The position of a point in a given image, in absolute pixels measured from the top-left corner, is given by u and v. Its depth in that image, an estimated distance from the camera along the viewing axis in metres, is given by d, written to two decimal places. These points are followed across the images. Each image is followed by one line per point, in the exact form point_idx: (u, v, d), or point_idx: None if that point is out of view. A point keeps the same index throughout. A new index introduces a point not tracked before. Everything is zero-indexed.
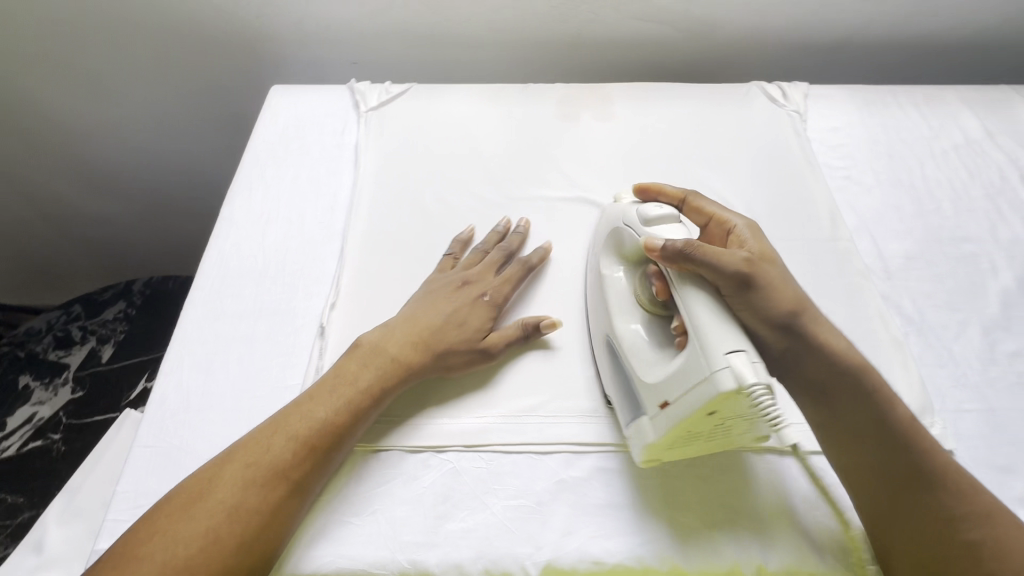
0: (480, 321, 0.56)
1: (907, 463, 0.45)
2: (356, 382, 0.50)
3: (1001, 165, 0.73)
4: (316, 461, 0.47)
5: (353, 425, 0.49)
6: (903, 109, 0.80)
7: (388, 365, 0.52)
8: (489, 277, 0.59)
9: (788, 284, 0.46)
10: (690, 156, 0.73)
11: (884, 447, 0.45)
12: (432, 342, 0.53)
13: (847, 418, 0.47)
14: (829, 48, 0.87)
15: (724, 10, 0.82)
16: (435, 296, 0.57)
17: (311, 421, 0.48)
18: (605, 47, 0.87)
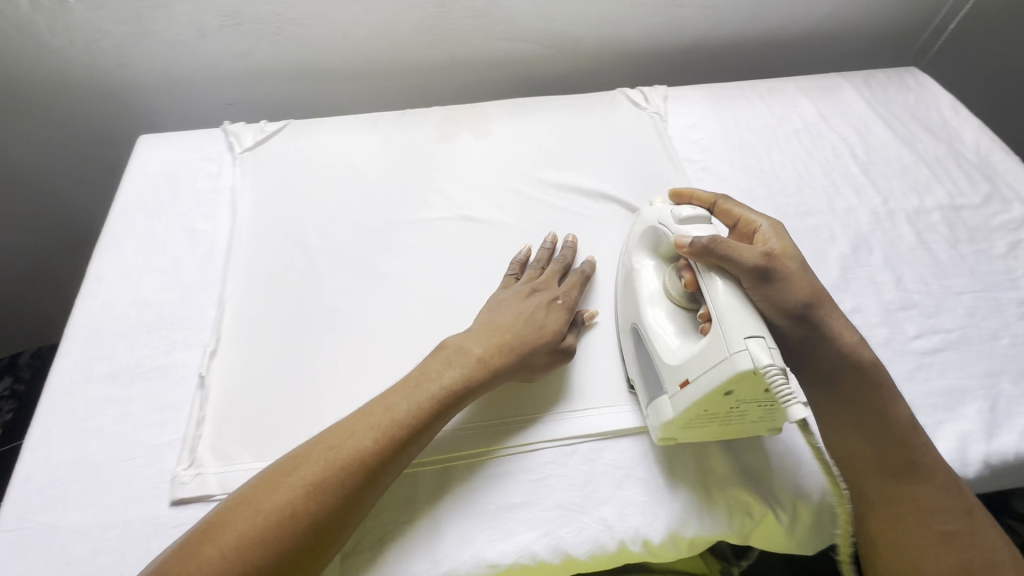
0: (559, 322, 0.57)
1: (908, 456, 0.49)
2: (441, 377, 0.51)
3: (834, 143, 0.82)
4: (396, 455, 0.46)
5: (434, 420, 0.49)
6: (750, 104, 0.87)
7: (473, 364, 0.52)
8: (554, 284, 0.61)
9: (803, 279, 0.51)
10: (563, 163, 0.77)
11: (884, 440, 0.49)
12: (517, 345, 0.54)
13: (861, 409, 0.50)
14: (684, 51, 0.95)
15: (581, 26, 0.88)
16: (518, 302, 0.58)
17: (396, 414, 0.47)
18: (478, 64, 0.91)
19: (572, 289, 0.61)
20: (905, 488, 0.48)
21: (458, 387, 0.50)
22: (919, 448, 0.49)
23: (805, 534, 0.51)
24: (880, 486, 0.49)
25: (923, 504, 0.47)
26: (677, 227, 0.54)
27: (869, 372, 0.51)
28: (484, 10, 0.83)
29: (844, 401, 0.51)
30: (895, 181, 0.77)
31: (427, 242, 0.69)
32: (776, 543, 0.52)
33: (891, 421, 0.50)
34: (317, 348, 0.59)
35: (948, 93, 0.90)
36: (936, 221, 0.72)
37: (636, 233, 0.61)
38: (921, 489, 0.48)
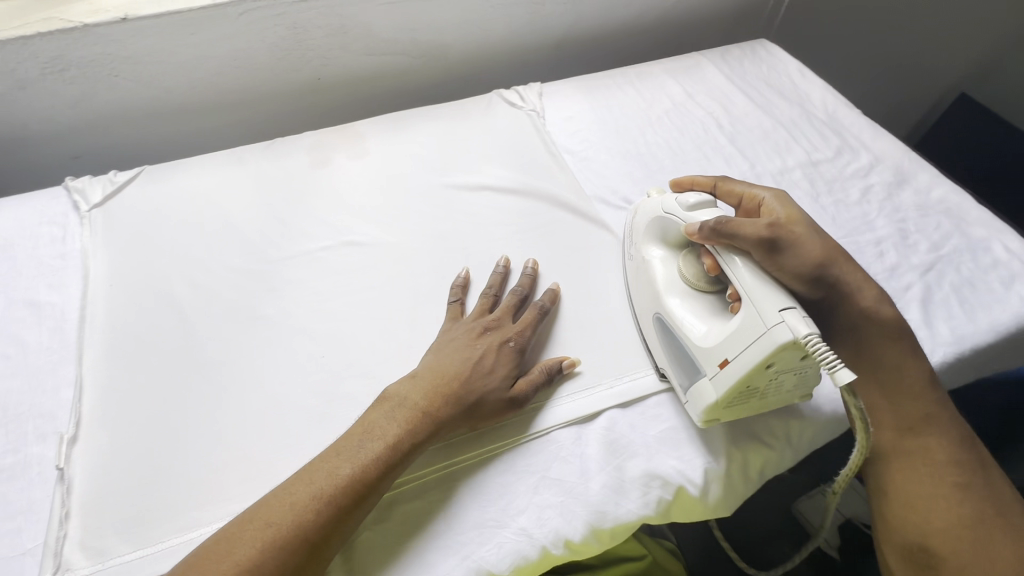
0: (509, 368, 0.54)
1: (924, 407, 0.52)
2: (389, 432, 0.48)
3: (702, 119, 0.86)
4: (340, 520, 0.43)
5: (382, 478, 0.46)
6: (620, 91, 0.90)
7: (415, 417, 0.49)
8: (509, 321, 0.58)
9: (811, 241, 0.53)
10: (445, 172, 0.76)
11: (900, 394, 0.52)
12: (462, 391, 0.51)
13: (878, 364, 0.53)
14: (554, 47, 0.97)
15: (448, 32, 0.87)
16: (469, 342, 0.55)
17: (335, 479, 0.44)
18: (345, 84, 0.88)
19: (526, 328, 0.57)
20: (920, 438, 0.51)
21: (403, 443, 0.47)
22: (933, 400, 0.52)
23: (721, 497, 0.52)
24: (903, 438, 0.51)
25: (935, 452, 0.50)
26: (688, 212, 0.56)
27: (891, 327, 0.54)
28: (342, 27, 0.80)
29: (873, 361, 0.54)
30: (760, 147, 0.82)
31: (311, 275, 0.65)
32: (696, 514, 0.53)
33: (909, 376, 0.53)
34: (197, 412, 0.54)
35: (795, 60, 0.97)
36: (799, 178, 0.78)
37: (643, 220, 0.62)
38: (937, 439, 0.50)
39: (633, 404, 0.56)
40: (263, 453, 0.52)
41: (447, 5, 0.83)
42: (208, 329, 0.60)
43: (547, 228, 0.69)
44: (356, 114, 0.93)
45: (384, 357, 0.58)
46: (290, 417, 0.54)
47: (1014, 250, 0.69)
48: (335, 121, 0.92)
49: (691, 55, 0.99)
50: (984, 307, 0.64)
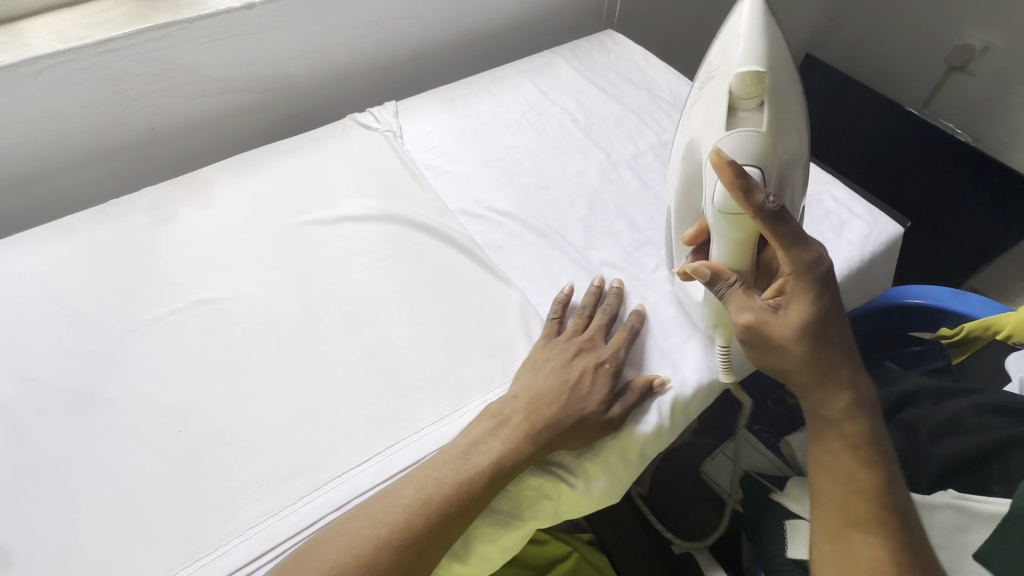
0: (607, 390, 0.54)
1: (871, 507, 0.48)
2: (495, 448, 0.49)
3: (558, 115, 0.88)
4: (444, 529, 0.46)
5: (487, 492, 0.48)
6: (476, 98, 0.91)
7: (519, 436, 0.50)
8: (600, 341, 0.58)
9: (792, 353, 0.51)
10: (302, 209, 0.73)
11: (858, 486, 0.49)
12: (561, 413, 0.52)
13: (831, 453, 0.51)
14: (407, 62, 0.96)
15: (288, 62, 0.84)
16: (563, 363, 0.55)
17: (443, 485, 0.47)
18: (185, 131, 0.83)
19: (620, 348, 0.58)
20: (859, 532, 0.48)
21: (506, 460, 0.49)
22: (886, 500, 0.48)
23: (605, 490, 0.53)
24: (844, 531, 0.48)
25: (868, 551, 0.47)
26: (715, 205, 0.53)
27: (849, 423, 0.51)
28: (165, 72, 0.75)
29: (837, 454, 0.51)
30: (613, 135, 0.85)
31: (160, 343, 0.60)
32: (584, 508, 0.53)
33: (864, 472, 0.49)
34: (38, 521, 0.49)
35: (639, 46, 1.01)
36: (651, 161, 0.81)
37: (707, 106, 0.56)
38: (878, 538, 0.47)
39: None
40: (117, 550, 0.48)
41: (278, 35, 0.81)
42: (43, 427, 0.55)
43: (410, 250, 0.69)
44: (204, 159, 0.87)
45: (246, 417, 0.55)
46: (146, 504, 0.50)
47: (842, 199, 0.75)
48: (181, 170, 0.86)
49: (543, 53, 1.01)
50: None
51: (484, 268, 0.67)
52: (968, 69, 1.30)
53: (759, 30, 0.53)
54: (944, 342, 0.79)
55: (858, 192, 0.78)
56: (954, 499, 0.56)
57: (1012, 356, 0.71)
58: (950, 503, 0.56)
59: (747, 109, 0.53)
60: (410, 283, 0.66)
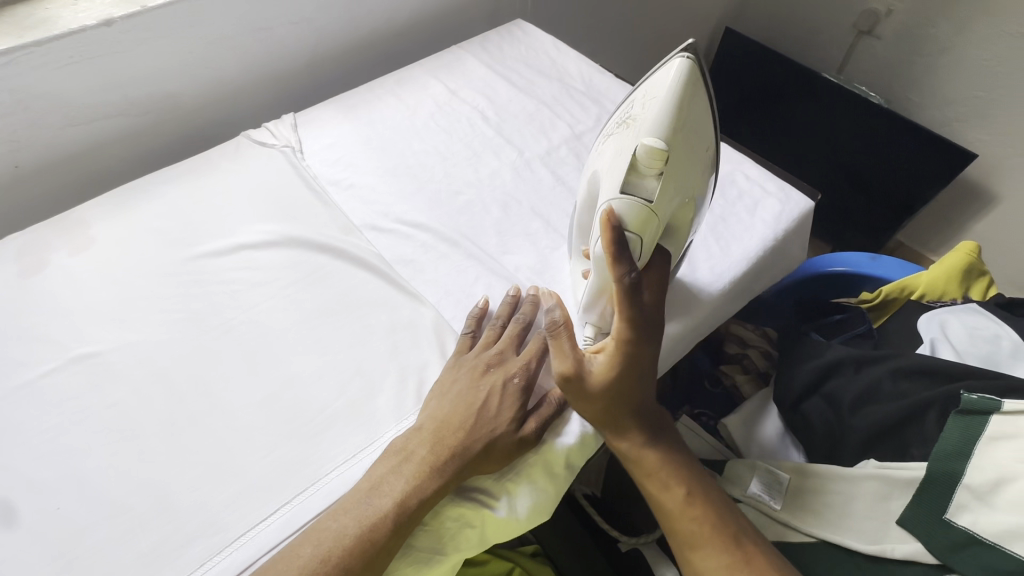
0: (516, 406, 0.52)
1: (694, 523, 0.52)
2: (396, 489, 0.47)
3: (468, 114, 0.85)
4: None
5: (390, 538, 0.45)
6: (380, 103, 0.86)
7: (424, 472, 0.48)
8: (511, 354, 0.56)
9: (595, 406, 0.51)
10: (193, 241, 0.67)
11: (679, 506, 0.52)
12: (468, 439, 0.49)
13: (651, 486, 0.53)
14: (305, 69, 0.90)
15: (168, 80, 0.77)
16: (471, 384, 0.53)
17: (344, 541, 0.44)
18: (56, 164, 0.75)
19: (531, 359, 0.55)
20: (695, 551, 0.51)
21: (410, 500, 0.47)
22: (699, 510, 0.52)
23: (533, 509, 0.51)
24: (684, 549, 0.52)
25: (713, 565, 0.50)
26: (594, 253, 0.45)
27: (653, 452, 0.53)
28: (19, 102, 0.67)
29: (650, 483, 0.53)
30: (526, 131, 0.82)
31: (33, 410, 0.54)
32: (511, 530, 0.51)
33: (672, 494, 0.52)
34: None
35: (549, 35, 0.99)
36: (565, 155, 0.79)
37: (613, 158, 0.44)
38: (709, 548, 0.51)
39: None
40: None
41: (151, 52, 0.73)
42: None
43: (313, 275, 0.65)
44: (85, 193, 0.79)
45: (138, 483, 0.51)
46: None
47: (754, 177, 0.75)
48: (57, 206, 0.78)
49: (450, 49, 0.97)
50: (736, 238, 0.69)
51: (395, 288, 0.63)
52: (876, 33, 1.34)
53: (686, 87, 0.39)
54: (864, 306, 0.81)
55: (770, 168, 0.78)
56: (876, 470, 0.57)
57: (923, 315, 0.73)
58: (873, 473, 0.57)
59: (648, 177, 0.41)
60: (316, 310, 0.62)
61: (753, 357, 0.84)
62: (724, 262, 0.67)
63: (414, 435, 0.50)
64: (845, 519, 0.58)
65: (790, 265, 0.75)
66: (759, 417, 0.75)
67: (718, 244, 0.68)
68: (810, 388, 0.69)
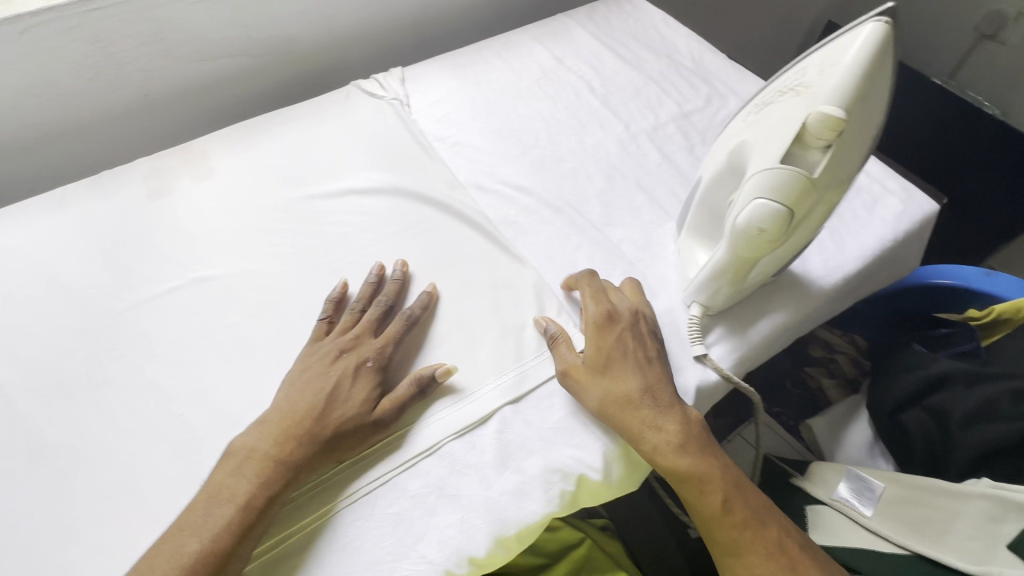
0: (369, 389, 0.50)
1: (730, 528, 0.48)
2: (237, 492, 0.44)
3: (573, 83, 0.84)
4: (224, 561, 0.42)
5: (238, 542, 0.43)
6: (486, 65, 0.86)
7: (267, 463, 0.45)
8: (368, 337, 0.54)
9: (597, 392, 0.50)
10: (305, 181, 0.70)
11: (712, 510, 0.48)
12: (315, 425, 0.47)
13: (682, 489, 0.49)
14: (413, 26, 0.90)
15: (288, 24, 0.79)
16: (324, 369, 0.51)
17: (181, 559, 0.41)
18: (180, 97, 0.78)
19: (387, 342, 0.53)
20: (734, 559, 0.47)
21: (256, 500, 0.44)
22: (739, 513, 0.48)
23: (625, 474, 0.51)
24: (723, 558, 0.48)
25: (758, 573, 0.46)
26: (736, 224, 0.44)
27: (679, 453, 0.48)
28: (157, 33, 0.70)
29: (679, 487, 0.49)
30: (633, 105, 0.81)
31: (158, 324, 0.58)
32: (602, 495, 0.51)
33: (706, 499, 0.48)
34: (36, 506, 0.47)
35: (659, 10, 0.96)
36: (672, 132, 0.77)
37: (770, 128, 0.42)
38: (753, 554, 0.47)
39: (521, 398, 0.53)
40: (122, 535, 0.46)
41: None
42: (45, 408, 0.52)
43: (418, 226, 0.65)
44: (200, 127, 0.83)
45: (251, 401, 0.53)
46: (148, 487, 0.48)
47: (873, 172, 0.71)
48: (175, 138, 0.82)
49: (557, 15, 0.95)
50: (851, 233, 0.66)
51: (498, 246, 0.64)
52: (1001, 39, 1.24)
53: (873, 59, 0.38)
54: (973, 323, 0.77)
55: (891, 165, 0.73)
56: (988, 488, 0.54)
57: None
58: (984, 490, 0.54)
59: (812, 150, 0.40)
60: (420, 259, 0.63)
61: (841, 363, 0.81)
62: (840, 255, 0.64)
63: (275, 410, 0.49)
64: (945, 537, 0.55)
65: (902, 269, 0.71)
66: (848, 422, 0.73)
67: (834, 236, 0.65)
68: (912, 399, 0.66)
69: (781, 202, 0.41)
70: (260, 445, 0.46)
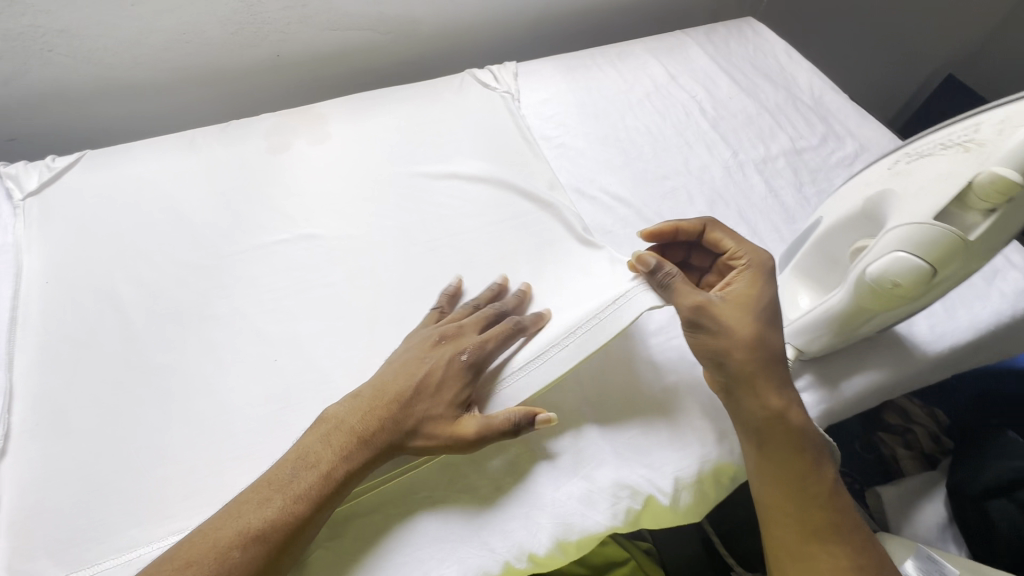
0: (457, 389, 0.48)
1: (827, 514, 0.46)
2: (323, 460, 0.44)
3: (685, 102, 0.82)
4: (308, 517, 0.42)
5: (317, 510, 0.43)
6: (599, 71, 0.86)
7: (350, 441, 0.45)
8: (472, 332, 0.52)
9: (749, 333, 0.49)
10: (414, 160, 0.72)
11: (814, 489, 0.47)
12: (400, 413, 0.46)
13: (790, 462, 0.47)
14: (531, 23, 0.92)
15: (419, 7, 0.81)
16: (422, 353, 0.50)
17: (267, 513, 0.42)
18: (307, 62, 0.82)
19: (489, 341, 0.50)
20: (822, 546, 0.46)
21: (337, 472, 0.44)
22: (838, 501, 0.47)
23: (693, 503, 0.50)
24: (809, 546, 0.46)
25: (843, 564, 0.45)
26: (868, 270, 0.43)
27: (799, 424, 0.48)
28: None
29: (788, 458, 0.47)
30: (743, 133, 0.79)
31: (264, 271, 0.61)
32: (666, 520, 0.51)
33: (813, 475, 0.47)
34: (139, 419, 0.51)
35: (782, 40, 0.93)
36: (782, 167, 0.75)
37: (926, 180, 0.42)
38: (844, 546, 0.46)
39: (598, 407, 0.53)
40: (211, 462, 0.49)
41: None
42: (156, 332, 0.56)
43: (516, 220, 0.66)
44: (318, 93, 0.87)
45: (342, 360, 0.55)
46: (238, 423, 0.51)
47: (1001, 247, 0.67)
48: (295, 99, 0.86)
49: (675, 32, 0.94)
50: (964, 303, 0.62)
51: (595, 249, 0.62)
52: None
53: None
54: None
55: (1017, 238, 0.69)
56: None
57: None
58: None
59: (974, 209, 0.40)
60: (515, 253, 0.63)
61: (919, 435, 0.77)
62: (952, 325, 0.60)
63: (366, 389, 0.49)
64: None
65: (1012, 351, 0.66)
66: (921, 499, 0.69)
67: (946, 304, 0.62)
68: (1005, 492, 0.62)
69: (928, 256, 0.41)
70: (346, 422, 0.46)
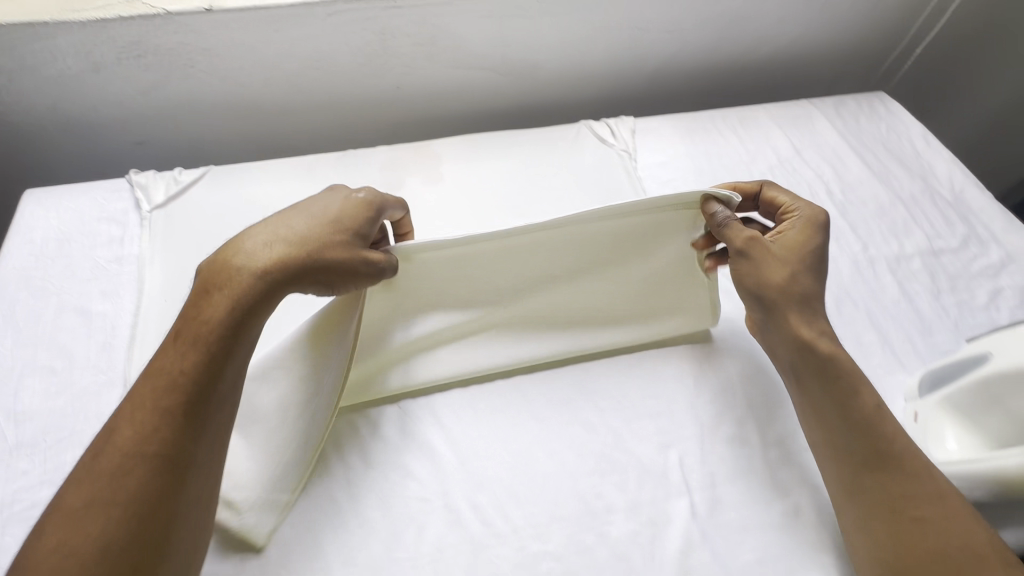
0: (353, 222, 0.48)
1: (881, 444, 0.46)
2: (211, 316, 0.42)
3: (810, 181, 0.78)
4: (214, 374, 0.41)
5: (217, 368, 0.41)
6: (718, 136, 0.82)
7: (244, 282, 0.43)
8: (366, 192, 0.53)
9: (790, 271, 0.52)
10: (525, 214, 0.70)
11: (863, 418, 0.47)
12: (297, 246, 0.45)
13: (836, 393, 0.48)
14: (648, 77, 0.89)
15: (543, 52, 0.80)
16: (318, 199, 0.49)
17: (167, 383, 0.40)
18: (424, 95, 0.82)
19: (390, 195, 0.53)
20: (882, 472, 0.45)
21: (228, 316, 0.42)
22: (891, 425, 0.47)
23: None
24: (871, 477, 0.45)
25: (911, 492, 0.44)
26: None
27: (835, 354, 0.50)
28: (431, 38, 0.74)
29: (830, 381, 0.49)
30: (874, 225, 0.73)
31: None
32: None
33: (860, 397, 0.48)
34: None
35: (918, 121, 0.87)
36: (917, 269, 0.69)
37: None
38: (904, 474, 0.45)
39: (709, 521, 0.49)
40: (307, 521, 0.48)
41: (545, 25, 0.76)
42: None
43: None
44: (429, 126, 0.87)
45: (443, 426, 0.53)
46: (336, 481, 0.50)
47: None
48: (405, 130, 0.86)
49: (799, 101, 0.89)
50: None
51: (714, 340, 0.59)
52: None
53: None
54: None
55: None
56: None
57: None
58: None
59: None
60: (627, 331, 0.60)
61: None
62: None
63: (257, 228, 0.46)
64: None
65: None
66: None
67: None
68: None
69: None
70: (236, 258, 0.44)
